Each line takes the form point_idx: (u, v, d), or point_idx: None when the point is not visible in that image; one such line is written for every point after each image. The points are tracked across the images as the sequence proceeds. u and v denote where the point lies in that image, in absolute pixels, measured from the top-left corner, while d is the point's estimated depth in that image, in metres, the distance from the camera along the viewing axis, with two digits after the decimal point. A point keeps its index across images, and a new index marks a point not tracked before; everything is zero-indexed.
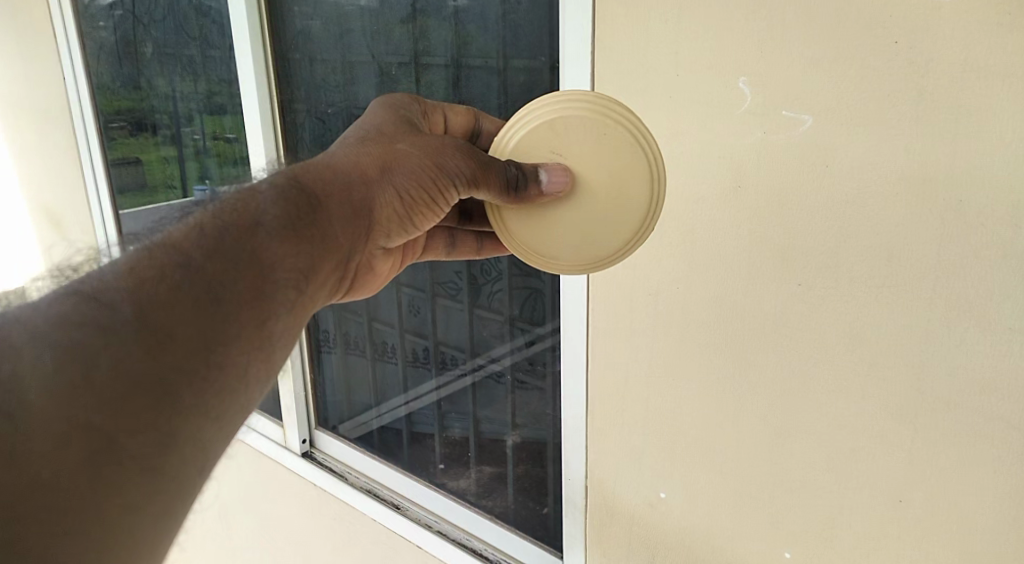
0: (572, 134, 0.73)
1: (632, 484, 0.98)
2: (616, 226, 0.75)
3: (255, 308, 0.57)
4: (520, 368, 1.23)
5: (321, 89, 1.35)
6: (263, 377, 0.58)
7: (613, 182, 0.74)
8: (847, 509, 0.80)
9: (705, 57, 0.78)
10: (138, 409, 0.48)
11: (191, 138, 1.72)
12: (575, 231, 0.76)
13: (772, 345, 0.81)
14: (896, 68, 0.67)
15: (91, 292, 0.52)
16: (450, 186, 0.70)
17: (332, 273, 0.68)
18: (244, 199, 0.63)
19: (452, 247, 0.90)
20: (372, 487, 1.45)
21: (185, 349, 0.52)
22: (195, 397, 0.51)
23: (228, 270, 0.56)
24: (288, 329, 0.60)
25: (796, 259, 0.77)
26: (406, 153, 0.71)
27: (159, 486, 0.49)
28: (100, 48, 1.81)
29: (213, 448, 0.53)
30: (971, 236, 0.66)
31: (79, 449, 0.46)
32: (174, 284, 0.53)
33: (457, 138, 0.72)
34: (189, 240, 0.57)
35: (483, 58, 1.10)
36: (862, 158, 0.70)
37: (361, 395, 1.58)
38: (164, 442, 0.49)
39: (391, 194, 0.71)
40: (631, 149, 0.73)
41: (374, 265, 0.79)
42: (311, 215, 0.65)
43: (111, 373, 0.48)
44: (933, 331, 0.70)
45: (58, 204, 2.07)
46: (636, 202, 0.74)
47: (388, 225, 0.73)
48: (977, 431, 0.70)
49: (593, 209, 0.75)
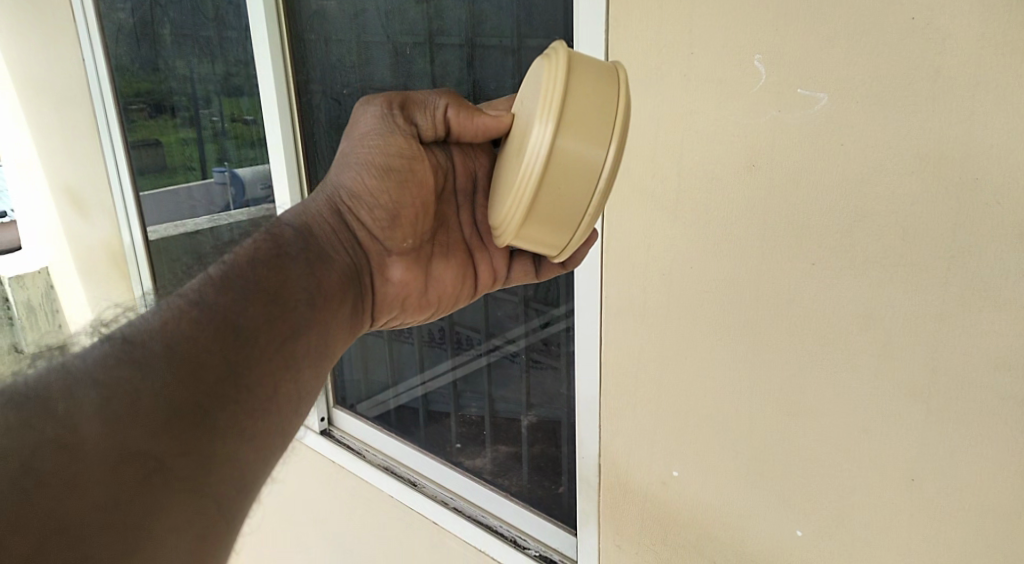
0: (529, 84, 0.73)
1: (645, 462, 0.99)
2: (503, 191, 0.72)
3: (261, 314, 0.61)
4: (534, 348, 1.24)
5: (337, 69, 1.35)
6: (294, 397, 0.61)
7: (519, 137, 0.71)
8: (859, 488, 0.80)
9: (719, 35, 0.78)
10: (181, 434, 0.51)
11: (209, 120, 1.74)
12: (498, 186, 0.75)
13: (784, 324, 0.81)
14: (913, 44, 0.66)
15: (122, 337, 0.55)
16: (389, 136, 0.77)
17: (344, 290, 0.74)
18: (244, 244, 0.69)
19: (538, 264, 0.91)
20: (389, 464, 1.47)
21: (215, 373, 0.55)
22: (229, 418, 0.54)
23: (238, 300, 0.61)
24: (309, 344, 0.65)
25: (809, 238, 0.76)
26: (345, 153, 0.81)
27: (203, 507, 0.50)
28: (119, 31, 1.83)
29: (253, 470, 0.55)
30: (988, 213, 0.66)
31: (133, 474, 0.47)
32: (195, 318, 0.57)
33: (370, 99, 0.80)
34: (194, 283, 0.62)
35: (497, 37, 1.10)
36: (876, 137, 0.70)
37: (378, 374, 1.60)
38: (205, 464, 0.51)
39: (352, 190, 0.78)
40: (533, 119, 0.68)
41: (397, 279, 0.82)
42: (290, 236, 0.73)
43: (153, 402, 0.51)
44: (948, 310, 0.70)
45: (79, 187, 2.10)
46: (515, 176, 0.70)
47: (376, 227, 0.79)
48: (990, 410, 0.70)
49: (506, 168, 0.73)
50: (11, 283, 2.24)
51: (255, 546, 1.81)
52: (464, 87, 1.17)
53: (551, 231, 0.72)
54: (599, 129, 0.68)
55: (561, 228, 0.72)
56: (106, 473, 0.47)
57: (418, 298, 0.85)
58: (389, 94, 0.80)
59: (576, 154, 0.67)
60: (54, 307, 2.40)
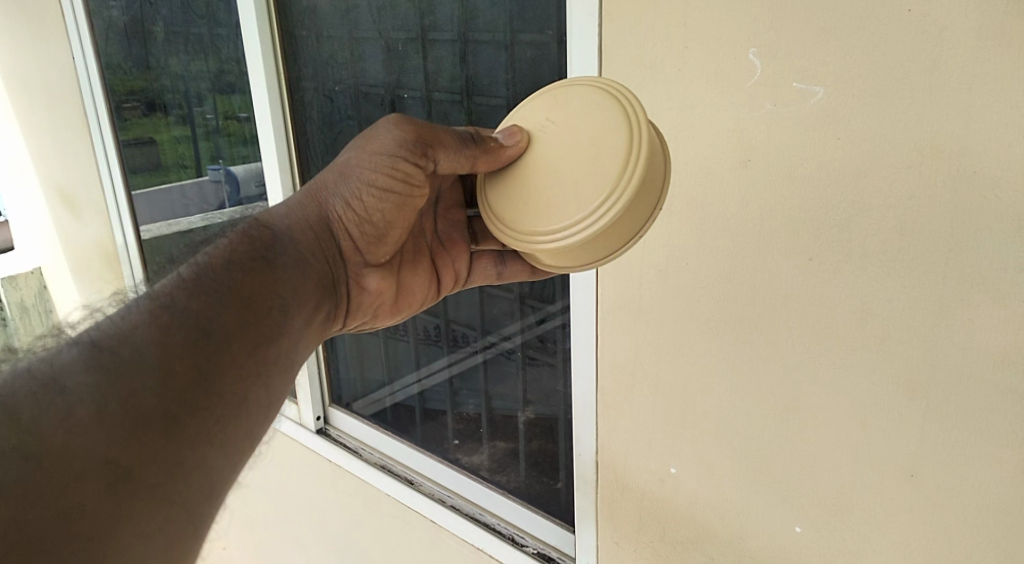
0: (568, 104, 0.71)
1: (642, 459, 0.98)
2: (566, 204, 0.67)
3: (239, 326, 0.61)
4: (530, 345, 1.23)
5: (329, 66, 1.34)
6: (264, 404, 0.61)
7: (588, 150, 0.67)
8: (858, 484, 0.80)
9: (713, 28, 0.77)
10: (148, 441, 0.51)
11: (202, 118, 1.72)
12: (536, 200, 0.70)
13: (781, 320, 0.80)
14: (909, 36, 0.65)
15: (92, 342, 0.55)
16: (398, 165, 0.74)
17: (321, 299, 0.74)
18: (220, 243, 0.68)
19: (501, 269, 0.92)
20: (386, 462, 1.47)
21: (184, 379, 0.55)
22: (199, 425, 0.54)
23: (210, 305, 0.60)
24: (285, 353, 0.65)
25: (807, 232, 0.76)
26: (342, 161, 0.78)
27: (169, 515, 0.51)
28: (109, 28, 1.81)
29: (222, 477, 0.55)
30: (987, 206, 0.65)
31: (98, 483, 0.48)
32: (165, 323, 0.57)
33: (389, 119, 0.75)
34: (169, 286, 0.61)
35: (490, 32, 1.09)
36: (871, 130, 0.69)
37: (374, 372, 1.59)
38: (173, 472, 0.52)
39: (346, 204, 0.77)
40: (620, 136, 0.66)
41: (372, 288, 0.82)
42: (269, 241, 0.71)
43: (119, 410, 0.51)
44: (946, 304, 0.69)
45: (72, 187, 2.08)
46: (594, 190, 0.66)
47: (359, 238, 0.79)
48: (990, 405, 0.69)
49: (538, 187, 0.70)
50: (4, 284, 2.25)
51: (252, 545, 1.80)
52: (458, 82, 1.16)
53: (567, 256, 0.71)
54: (656, 160, 0.70)
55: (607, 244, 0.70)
56: (72, 481, 0.47)
57: (390, 305, 0.86)
58: (409, 116, 0.75)
59: (649, 178, 0.68)
60: (47, 307, 2.39)
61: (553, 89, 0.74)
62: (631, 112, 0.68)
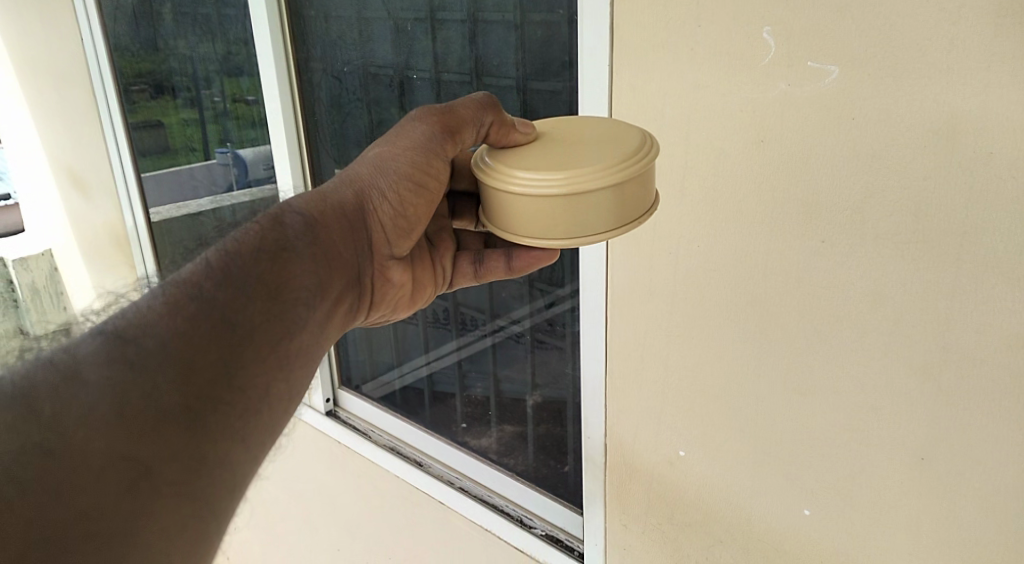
0: (576, 124, 0.77)
1: (651, 442, 0.98)
2: (588, 160, 0.68)
3: (268, 324, 0.61)
4: (539, 328, 1.23)
5: (337, 47, 1.34)
6: (285, 396, 0.61)
7: (604, 138, 0.72)
8: (868, 468, 0.80)
9: (728, 6, 0.76)
10: (169, 438, 0.51)
11: (210, 101, 1.72)
12: (553, 160, 0.70)
13: (793, 302, 0.80)
14: (927, 14, 0.64)
15: (115, 331, 0.55)
16: (431, 157, 0.76)
17: (346, 289, 0.73)
18: (247, 232, 0.68)
19: (479, 267, 0.89)
20: (395, 444, 1.48)
21: (207, 374, 0.55)
22: (220, 421, 0.54)
23: (239, 296, 0.61)
24: (306, 345, 0.65)
25: (821, 215, 0.75)
26: (372, 154, 0.78)
27: (191, 512, 0.51)
28: (117, 10, 1.80)
29: (243, 472, 0.55)
30: (1005, 188, 0.64)
31: (119, 479, 0.48)
32: (190, 314, 0.57)
33: (411, 115, 0.78)
34: (197, 275, 0.61)
35: (499, 13, 1.08)
36: (887, 110, 0.68)
37: (384, 355, 1.59)
38: (195, 467, 0.52)
39: (379, 197, 0.76)
40: (636, 131, 0.72)
41: (395, 280, 0.82)
42: (302, 226, 0.70)
43: (142, 404, 0.51)
44: (960, 288, 0.69)
45: (81, 168, 2.08)
46: (618, 152, 0.68)
47: (389, 229, 0.78)
48: (1006, 388, 0.68)
49: (552, 155, 0.71)
50: (16, 265, 2.26)
51: (260, 526, 1.81)
52: (467, 64, 1.15)
53: (580, 218, 0.68)
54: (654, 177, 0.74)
55: (623, 210, 0.68)
56: (92, 479, 0.48)
57: (407, 299, 0.85)
58: (434, 107, 0.78)
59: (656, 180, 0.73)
60: (59, 289, 2.42)
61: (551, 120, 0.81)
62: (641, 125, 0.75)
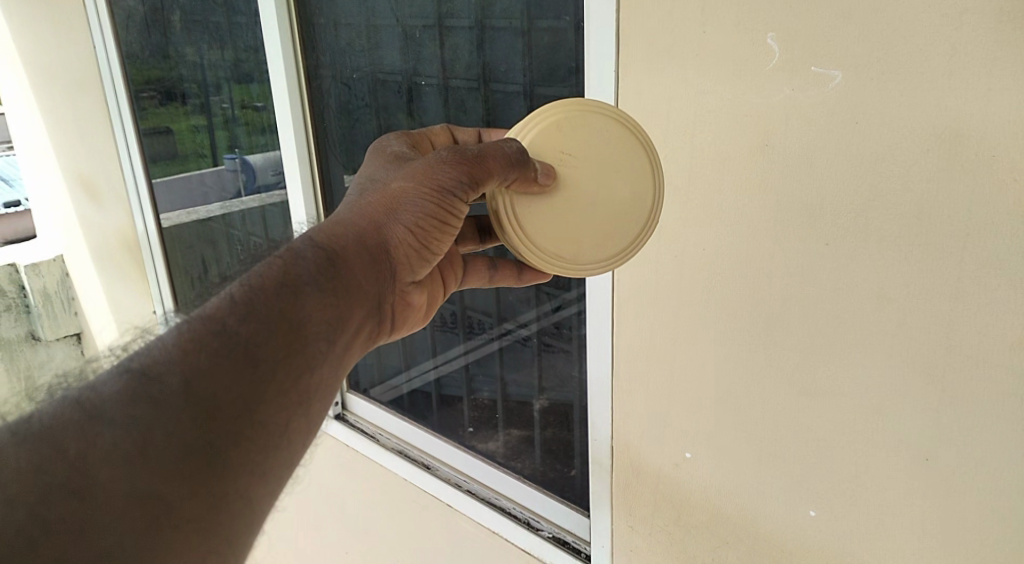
0: (585, 139, 0.78)
1: (659, 445, 0.99)
2: (620, 234, 0.79)
3: (290, 360, 0.60)
4: (546, 332, 1.24)
5: (347, 54, 1.35)
6: (303, 430, 0.61)
7: (620, 182, 0.79)
8: (873, 469, 0.80)
9: (733, 13, 0.77)
10: (191, 474, 0.51)
11: (219, 107, 1.73)
12: (589, 230, 0.79)
13: (798, 305, 0.80)
14: (929, 19, 0.65)
15: (140, 368, 0.54)
16: (456, 200, 0.73)
17: (368, 323, 0.71)
18: (268, 268, 0.64)
19: (493, 272, 0.92)
20: (402, 447, 1.50)
21: (229, 411, 0.54)
22: (240, 457, 0.54)
23: (261, 331, 0.59)
24: (326, 380, 0.63)
25: (825, 218, 0.76)
26: (393, 185, 0.74)
27: (210, 547, 0.51)
28: (129, 19, 1.84)
29: (261, 506, 0.55)
30: (1005, 191, 0.65)
31: (140, 517, 0.49)
32: (214, 350, 0.56)
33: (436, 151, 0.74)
34: (221, 307, 0.59)
35: (506, 19, 1.09)
36: (891, 115, 0.69)
37: (392, 358, 1.60)
38: (215, 504, 0.52)
39: (403, 232, 0.73)
40: (644, 164, 0.79)
41: (414, 304, 0.80)
42: (325, 264, 0.67)
43: (165, 443, 0.51)
44: (962, 290, 0.69)
45: (91, 175, 2.10)
46: (639, 216, 0.80)
47: (412, 260, 0.75)
48: (1009, 389, 0.69)
49: (583, 217, 0.79)
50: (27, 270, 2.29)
51: None
52: (474, 70, 1.17)
53: None
54: None
55: None
56: (115, 518, 0.48)
57: (423, 317, 0.84)
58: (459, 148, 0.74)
59: None
60: (69, 295, 2.43)
61: (554, 120, 0.79)
62: (641, 138, 0.80)
